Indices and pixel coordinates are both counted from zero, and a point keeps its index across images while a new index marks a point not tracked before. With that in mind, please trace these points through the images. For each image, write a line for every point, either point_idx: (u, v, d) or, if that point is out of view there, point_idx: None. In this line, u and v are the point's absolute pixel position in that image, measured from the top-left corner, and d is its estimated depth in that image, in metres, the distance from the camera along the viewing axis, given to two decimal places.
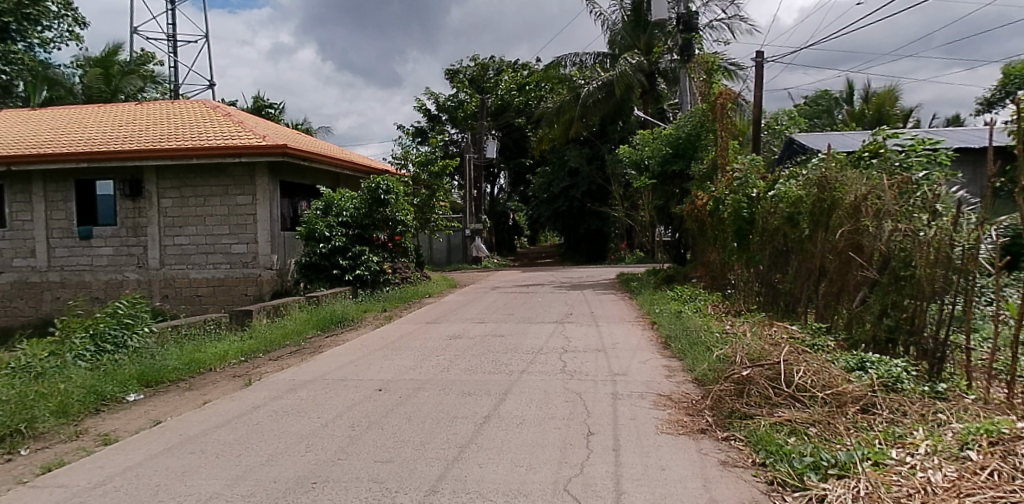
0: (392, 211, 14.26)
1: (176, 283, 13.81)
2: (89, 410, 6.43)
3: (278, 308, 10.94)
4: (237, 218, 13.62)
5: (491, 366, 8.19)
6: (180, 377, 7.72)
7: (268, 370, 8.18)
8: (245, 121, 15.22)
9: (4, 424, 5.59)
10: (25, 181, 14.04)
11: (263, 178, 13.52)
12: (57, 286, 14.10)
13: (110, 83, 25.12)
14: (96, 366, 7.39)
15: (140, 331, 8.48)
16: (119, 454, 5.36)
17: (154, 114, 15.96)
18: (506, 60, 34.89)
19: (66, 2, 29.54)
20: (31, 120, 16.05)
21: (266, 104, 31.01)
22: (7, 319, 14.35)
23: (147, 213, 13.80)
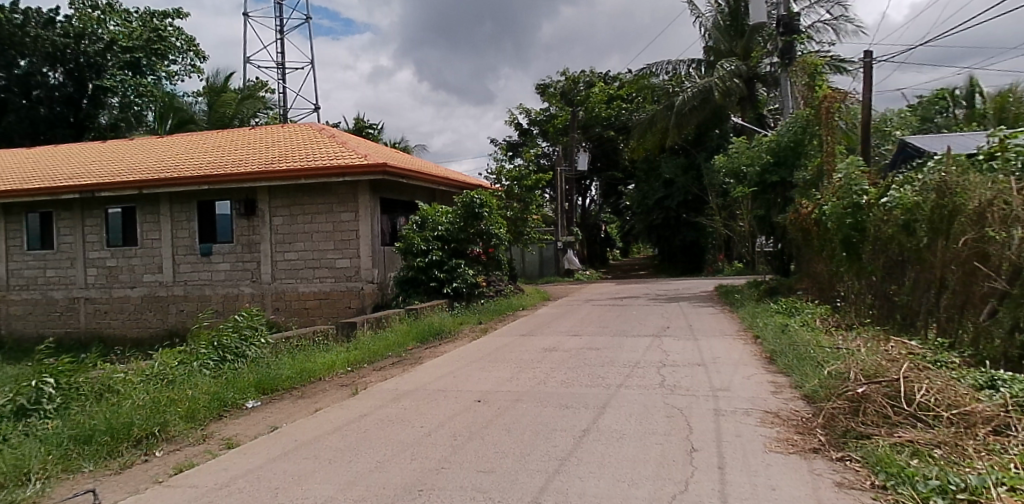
0: (487, 225, 14.48)
1: (287, 296, 14.58)
2: (212, 415, 6.90)
3: (379, 320, 11.32)
4: (342, 233, 14.26)
5: (587, 379, 8.14)
6: (293, 385, 8.17)
7: (373, 379, 8.50)
8: (348, 142, 15.98)
9: (141, 427, 6.12)
10: (154, 203, 15.32)
11: (365, 195, 14.12)
12: (181, 299, 15.22)
13: (234, 106, 26.80)
14: (219, 374, 7.93)
15: (257, 342, 9.04)
16: (241, 458, 5.72)
17: (267, 138, 17.02)
18: (597, 72, 34.69)
19: (190, 38, 32.29)
20: (159, 148, 17.51)
21: (366, 125, 32.36)
22: (138, 330, 15.64)
23: (260, 230, 14.69)
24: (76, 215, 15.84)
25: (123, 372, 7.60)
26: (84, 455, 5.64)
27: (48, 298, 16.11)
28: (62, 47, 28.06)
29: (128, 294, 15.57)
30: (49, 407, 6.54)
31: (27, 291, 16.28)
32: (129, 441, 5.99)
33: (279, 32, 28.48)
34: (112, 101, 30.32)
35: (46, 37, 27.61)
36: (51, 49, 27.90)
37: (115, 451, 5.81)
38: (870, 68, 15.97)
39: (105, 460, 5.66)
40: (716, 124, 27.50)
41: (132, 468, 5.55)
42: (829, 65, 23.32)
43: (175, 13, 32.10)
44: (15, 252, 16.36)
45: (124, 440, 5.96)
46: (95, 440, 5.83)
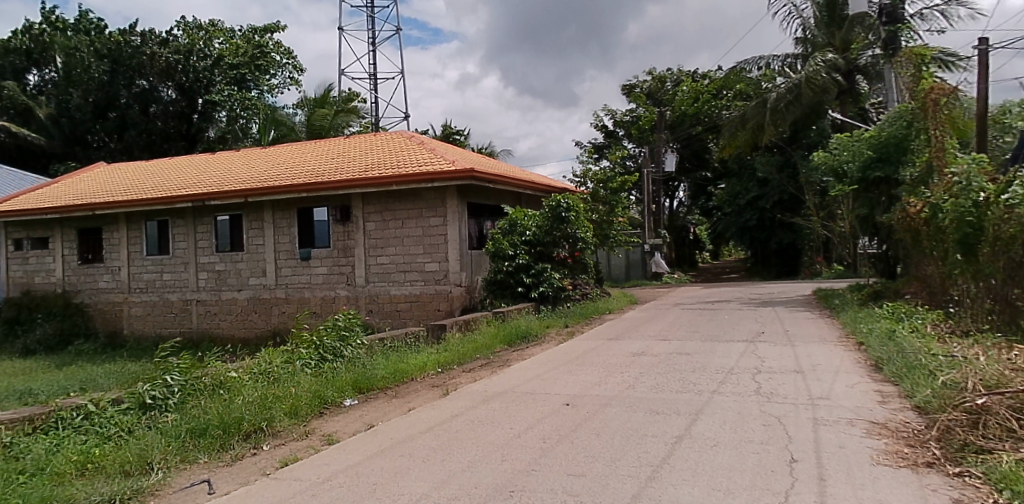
0: (573, 228, 14.50)
1: (379, 299, 15.08)
2: (314, 412, 7.24)
3: (467, 322, 11.51)
4: (431, 238, 14.61)
5: (678, 385, 7.96)
6: (388, 384, 8.45)
7: (463, 381, 8.66)
8: (437, 148, 16.35)
9: (250, 422, 6.50)
10: (258, 211, 16.24)
11: (453, 200, 14.41)
12: (283, 301, 16.04)
13: (331, 117, 28.05)
14: (319, 373, 8.31)
15: (353, 343, 9.42)
16: (341, 454, 5.96)
17: (361, 147, 17.70)
18: (685, 70, 33.92)
19: (288, 52, 34.13)
20: (261, 158, 18.55)
21: (454, 131, 33.01)
22: (245, 330, 16.60)
23: (355, 235, 15.28)
24: (189, 223, 17.02)
25: (233, 369, 8.07)
26: (199, 447, 6.06)
27: (164, 300, 17.35)
28: (174, 63, 29.93)
29: (235, 296, 16.56)
30: (168, 401, 7.06)
31: (146, 293, 17.60)
32: (239, 435, 6.37)
33: (371, 44, 29.54)
34: (220, 116, 32.34)
35: (160, 55, 29.52)
36: (165, 66, 29.79)
37: (227, 444, 6.21)
38: (987, 55, 14.84)
39: (217, 452, 6.05)
40: (813, 120, 26.30)
41: (242, 460, 5.90)
42: (937, 55, 21.88)
43: (275, 28, 34.09)
44: (136, 258, 17.73)
45: (235, 434, 6.35)
46: (209, 433, 6.24)
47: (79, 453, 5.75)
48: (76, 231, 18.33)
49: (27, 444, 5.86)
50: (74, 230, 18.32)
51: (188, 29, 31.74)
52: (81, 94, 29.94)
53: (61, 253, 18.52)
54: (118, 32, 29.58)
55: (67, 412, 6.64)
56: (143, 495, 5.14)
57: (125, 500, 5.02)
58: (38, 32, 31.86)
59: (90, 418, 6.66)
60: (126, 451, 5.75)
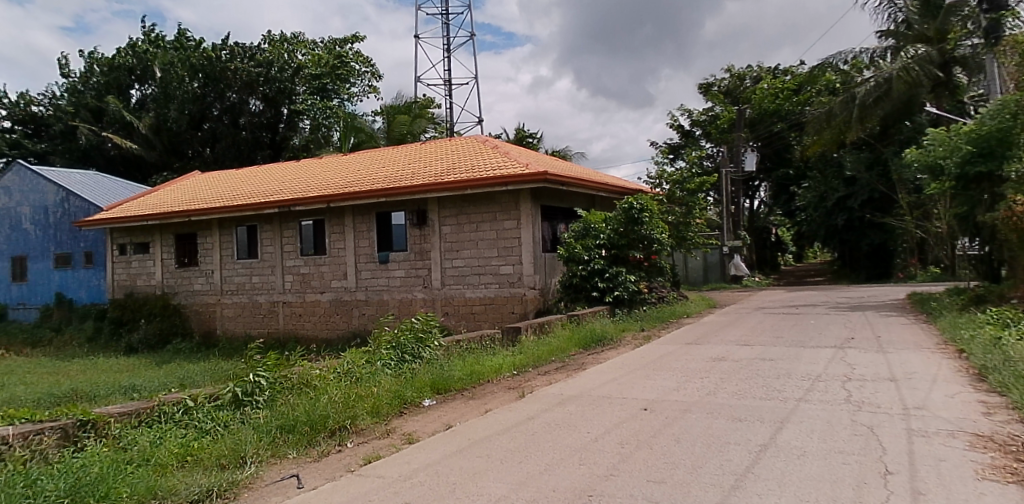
0: (648, 230, 14.29)
1: (455, 301, 15.31)
2: (394, 412, 7.42)
3: (542, 325, 11.52)
4: (505, 241, 14.72)
5: (762, 391, 7.69)
6: (465, 386, 8.56)
7: (538, 384, 8.67)
8: (510, 152, 16.48)
9: (335, 420, 6.75)
10: (339, 216, 16.82)
11: (526, 203, 14.47)
12: (363, 303, 16.53)
13: (409, 123, 28.74)
14: (399, 373, 8.52)
15: (431, 344, 9.61)
16: (421, 453, 6.08)
17: (436, 152, 18.04)
18: (765, 66, 32.84)
19: (366, 60, 35.23)
20: (342, 165, 19.21)
21: (527, 134, 33.14)
22: (327, 331, 17.20)
23: (431, 239, 15.59)
24: (275, 228, 17.81)
25: (318, 369, 8.37)
26: (288, 443, 6.34)
27: (253, 302, 18.21)
28: (257, 76, 31.36)
29: (319, 298, 17.20)
30: (259, 398, 7.41)
31: (236, 295, 18.52)
32: (325, 432, 6.62)
33: (445, 51, 30.06)
34: (304, 125, 33.71)
35: (244, 69, 31.01)
36: (248, 79, 31.26)
37: (314, 441, 6.46)
38: None
39: (305, 448, 6.32)
40: (905, 115, 24.98)
41: (328, 457, 6.12)
42: None
43: (354, 38, 35.09)
44: (227, 261, 18.68)
45: (321, 431, 6.60)
46: (298, 430, 6.52)
47: (180, 446, 6.12)
48: (174, 237, 19.50)
49: (134, 436, 6.28)
50: (172, 236, 19.50)
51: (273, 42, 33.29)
52: (177, 107, 31.62)
53: (160, 257, 19.73)
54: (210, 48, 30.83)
55: (168, 407, 7.06)
56: (238, 488, 5.42)
57: (222, 492, 5.31)
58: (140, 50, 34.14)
59: (189, 413, 7.07)
60: (223, 445, 6.08)
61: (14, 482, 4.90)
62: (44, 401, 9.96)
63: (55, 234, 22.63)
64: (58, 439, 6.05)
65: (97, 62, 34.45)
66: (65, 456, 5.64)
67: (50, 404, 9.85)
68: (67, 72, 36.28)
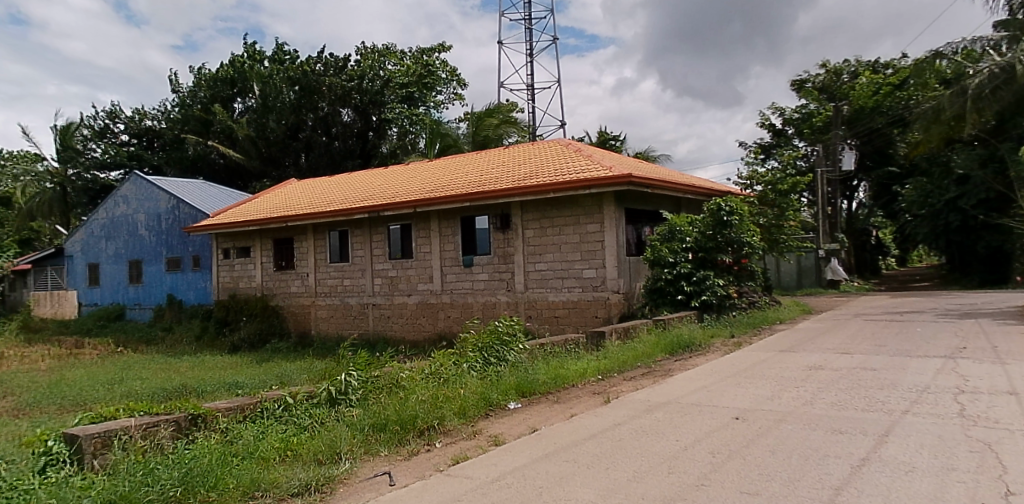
0: (737, 232, 13.88)
1: (538, 305, 15.34)
2: (480, 414, 7.52)
3: (627, 330, 11.36)
4: (589, 244, 14.63)
5: (864, 402, 7.28)
6: (549, 389, 8.56)
7: (624, 389, 8.55)
8: (593, 155, 16.38)
9: (424, 420, 6.93)
10: (425, 220, 17.24)
11: (610, 206, 14.32)
12: (448, 306, 16.85)
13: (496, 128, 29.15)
14: (485, 376, 8.63)
15: (516, 347, 9.66)
16: (507, 455, 6.13)
17: (519, 156, 18.16)
18: (864, 61, 31.19)
19: (452, 69, 36.11)
20: (428, 171, 19.68)
21: (610, 137, 32.83)
22: (414, 333, 17.63)
23: (514, 242, 15.70)
24: (365, 233, 18.44)
25: (407, 370, 8.58)
26: (380, 441, 6.55)
27: (345, 303, 18.91)
28: (350, 89, 32.86)
29: (406, 301, 17.65)
30: (353, 397, 7.70)
31: (329, 297, 19.29)
32: (415, 432, 6.80)
33: (528, 56, 30.22)
34: (392, 132, 34.70)
35: (337, 83, 32.55)
36: (342, 93, 32.78)
37: (404, 439, 6.65)
38: None
39: (396, 446, 6.50)
40: None
41: (417, 455, 6.28)
42: None
43: (441, 48, 35.96)
44: (321, 265, 19.50)
45: (410, 430, 6.79)
46: (389, 428, 6.73)
47: (281, 440, 6.45)
48: (272, 241, 20.56)
49: (239, 430, 6.66)
50: (270, 240, 20.56)
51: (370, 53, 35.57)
52: (276, 118, 33.39)
53: (260, 261, 20.85)
54: (308, 61, 33.01)
55: (270, 403, 7.43)
56: (334, 483, 5.64)
57: (320, 486, 5.56)
58: (240, 64, 36.24)
59: (288, 409, 7.43)
60: (320, 441, 6.36)
61: (137, 467, 5.32)
62: (162, 395, 10.72)
63: (167, 239, 24.32)
64: (172, 431, 6.50)
65: (204, 77, 36.87)
66: (179, 447, 6.06)
67: (166, 398, 10.59)
68: (177, 88, 38.96)
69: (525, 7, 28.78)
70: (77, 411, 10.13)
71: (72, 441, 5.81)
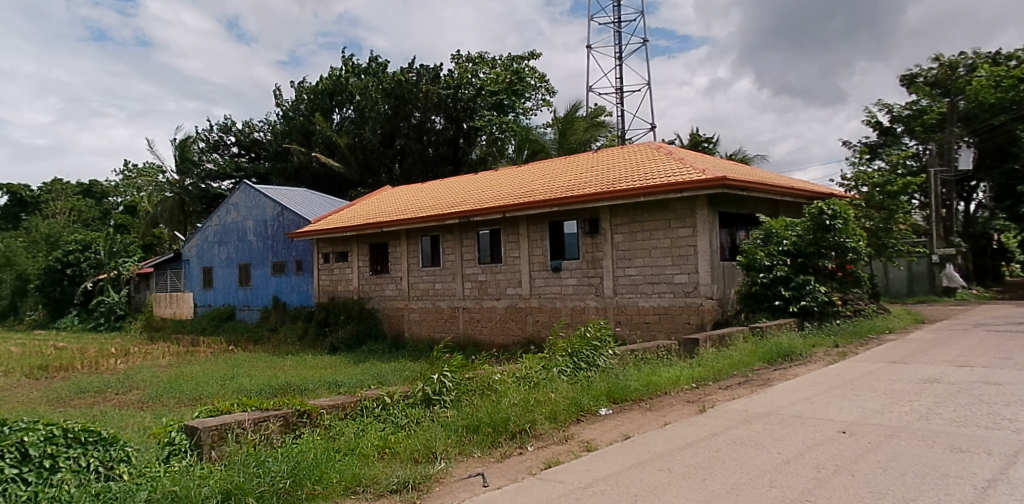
0: (841, 237, 13.28)
1: (628, 310, 15.16)
2: (571, 418, 7.51)
3: (722, 338, 11.04)
4: (680, 249, 14.32)
5: (987, 419, 6.74)
6: (641, 396, 8.44)
7: (720, 398, 8.30)
8: (685, 158, 16.07)
9: (516, 423, 7.00)
10: (514, 225, 17.41)
11: (703, 210, 13.96)
12: (537, 310, 16.93)
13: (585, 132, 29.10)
14: (575, 381, 8.62)
15: (606, 352, 9.57)
16: (601, 462, 6.08)
17: (609, 160, 18.05)
18: (983, 52, 28.97)
19: (541, 76, 36.51)
20: (517, 177, 19.90)
21: (703, 139, 32.04)
22: (503, 337, 17.80)
23: (603, 247, 15.61)
24: (455, 238, 18.84)
25: (498, 372, 8.68)
26: (473, 442, 6.68)
27: (437, 307, 19.36)
28: (445, 97, 33.77)
29: (495, 305, 17.88)
30: (447, 398, 7.88)
31: (421, 300, 19.81)
32: (506, 434, 6.88)
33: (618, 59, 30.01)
34: (482, 139, 35.20)
35: (433, 91, 33.61)
36: (437, 101, 33.78)
37: (496, 441, 6.75)
38: None
39: (489, 448, 6.61)
40: None
41: (510, 458, 6.35)
42: None
43: (531, 55, 36.49)
44: (413, 269, 20.08)
45: (503, 432, 6.88)
46: (482, 430, 6.85)
47: (380, 438, 6.69)
48: (368, 246, 21.38)
49: (341, 427, 6.98)
50: (366, 246, 21.40)
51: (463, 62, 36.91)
52: (372, 128, 34.75)
53: (356, 265, 21.72)
54: (401, 72, 34.33)
55: (368, 402, 7.71)
56: (430, 481, 5.79)
57: (417, 484, 5.71)
58: (338, 77, 37.99)
59: (386, 408, 7.69)
60: (416, 440, 6.55)
61: (250, 458, 5.66)
62: (269, 392, 11.34)
63: (272, 244, 25.78)
64: (281, 426, 6.87)
65: (305, 91, 38.87)
66: (286, 441, 6.40)
67: (272, 395, 11.18)
68: (280, 101, 41.24)
69: (615, 11, 28.60)
70: (195, 405, 10.88)
71: (192, 432, 6.24)
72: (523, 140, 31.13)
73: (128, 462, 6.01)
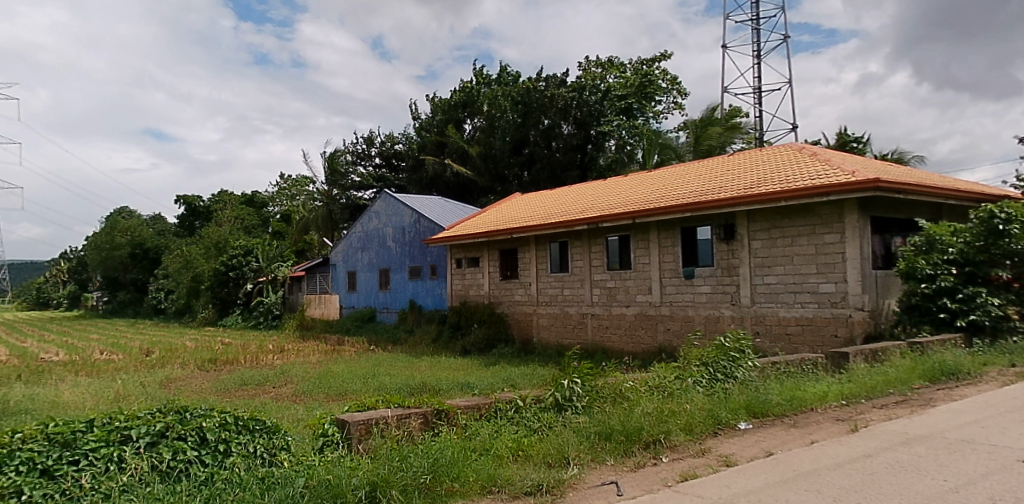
0: (1018, 244, 11.88)
1: (767, 321, 14.42)
2: (709, 431, 7.26)
3: (876, 353, 10.20)
4: (825, 256, 13.43)
5: None
6: (784, 412, 7.98)
7: (874, 418, 7.68)
8: (832, 159, 15.07)
9: (650, 433, 6.88)
10: (644, 231, 17.15)
11: (852, 214, 13.02)
12: (669, 318, 16.54)
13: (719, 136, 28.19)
14: (712, 393, 8.33)
15: (745, 364, 9.17)
16: (741, 477, 5.83)
17: (746, 163, 17.31)
18: None
19: (672, 78, 35.70)
20: (647, 181, 19.59)
21: (850, 138, 29.79)
22: (633, 345, 17.50)
23: (740, 254, 14.97)
24: (584, 244, 18.83)
25: (631, 380, 8.56)
26: (606, 450, 6.63)
27: (565, 313, 19.43)
28: (572, 100, 33.92)
29: (625, 312, 17.66)
30: (578, 405, 7.90)
31: (550, 306, 19.97)
32: (640, 444, 6.78)
33: (755, 57, 28.69)
34: (610, 144, 34.82)
35: (560, 96, 33.87)
36: (564, 105, 34.01)
37: (629, 450, 6.66)
38: None
39: (622, 457, 6.53)
40: None
41: (644, 468, 6.24)
42: None
43: (662, 57, 35.86)
44: (542, 275, 20.28)
45: (636, 441, 6.79)
46: (614, 438, 6.80)
47: (514, 440, 6.84)
48: (498, 252, 21.88)
49: (476, 428, 7.20)
50: (497, 251, 21.90)
51: (590, 68, 36.96)
52: (501, 136, 35.58)
53: (487, 270, 22.29)
54: (529, 79, 34.92)
55: (502, 405, 7.87)
56: (564, 486, 5.81)
57: (551, 488, 5.76)
58: (470, 87, 39.32)
59: (519, 411, 7.85)
60: (549, 444, 6.62)
61: (394, 452, 5.96)
62: (406, 390, 11.93)
63: (409, 249, 27.08)
64: (421, 423, 7.19)
65: (440, 103, 40.57)
66: (425, 438, 6.70)
67: (411, 393, 11.76)
68: (416, 114, 43.30)
69: (752, 7, 27.41)
70: (343, 400, 11.68)
71: (343, 426, 6.71)
72: (654, 144, 30.53)
73: (288, 449, 6.58)
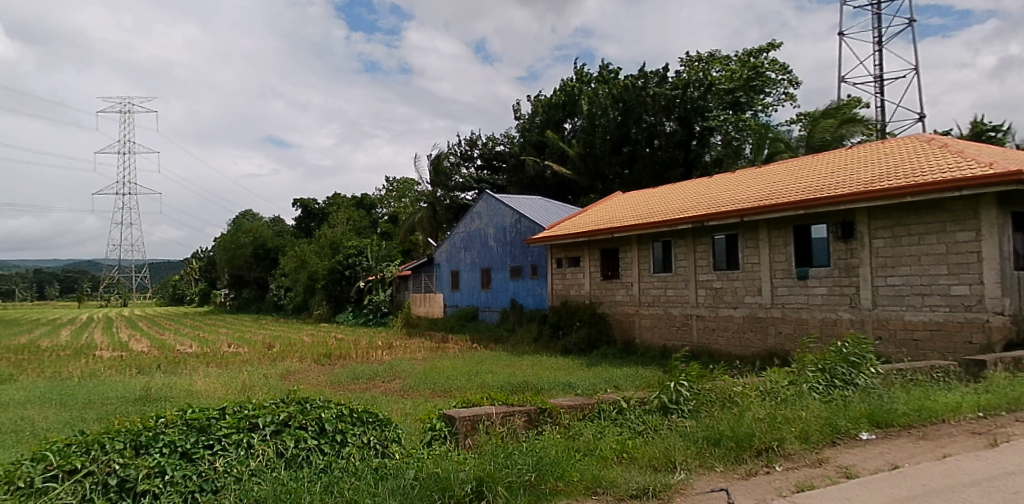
0: None
1: (890, 325, 13.44)
2: (826, 440, 6.87)
3: (1018, 361, 9.28)
4: (957, 256, 12.37)
5: None
6: (912, 422, 7.42)
7: (1018, 432, 6.99)
8: (966, 150, 13.88)
9: (762, 440, 6.60)
10: (753, 230, 16.48)
11: (990, 210, 11.92)
12: (780, 321, 15.80)
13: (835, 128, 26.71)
14: (830, 400, 7.88)
15: (866, 370, 8.61)
16: (863, 491, 5.48)
17: (867, 156, 16.25)
18: None
19: (783, 69, 34.06)
20: (756, 178, 18.80)
21: (987, 127, 27.25)
22: (741, 349, 16.84)
23: (859, 253, 14.07)
24: (688, 244, 18.35)
25: (741, 385, 8.23)
26: (715, 456, 6.43)
27: (669, 313, 18.98)
28: (673, 98, 33.37)
29: (732, 314, 17.05)
30: (685, 408, 7.71)
31: (652, 307, 19.59)
32: (751, 451, 6.52)
33: (875, 43, 26.87)
34: (716, 139, 33.55)
35: (661, 94, 33.32)
36: (666, 103, 33.42)
37: (741, 457, 6.42)
38: None
39: (732, 464, 6.31)
40: None
41: (756, 476, 6.00)
42: None
43: (771, 47, 34.32)
44: (644, 275, 19.93)
45: (747, 449, 6.53)
46: (724, 444, 6.58)
47: (619, 442, 6.77)
48: (599, 252, 21.72)
49: (580, 428, 7.18)
50: (598, 251, 21.75)
51: (692, 63, 36.05)
52: (602, 135, 35.40)
53: (588, 270, 22.17)
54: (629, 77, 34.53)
55: (606, 406, 7.80)
56: (671, 491, 5.68)
57: (657, 491, 5.65)
58: (570, 87, 39.33)
59: (623, 412, 7.76)
60: (655, 447, 6.50)
61: (500, 449, 6.06)
62: (510, 388, 12.10)
63: (511, 249, 27.39)
64: (525, 421, 7.26)
65: (541, 104, 40.81)
66: (530, 436, 6.76)
67: (514, 391, 11.91)
68: (518, 115, 43.80)
69: None
70: (449, 396, 12.01)
71: (451, 422, 6.89)
72: (763, 139, 29.33)
73: (399, 442, 6.85)
